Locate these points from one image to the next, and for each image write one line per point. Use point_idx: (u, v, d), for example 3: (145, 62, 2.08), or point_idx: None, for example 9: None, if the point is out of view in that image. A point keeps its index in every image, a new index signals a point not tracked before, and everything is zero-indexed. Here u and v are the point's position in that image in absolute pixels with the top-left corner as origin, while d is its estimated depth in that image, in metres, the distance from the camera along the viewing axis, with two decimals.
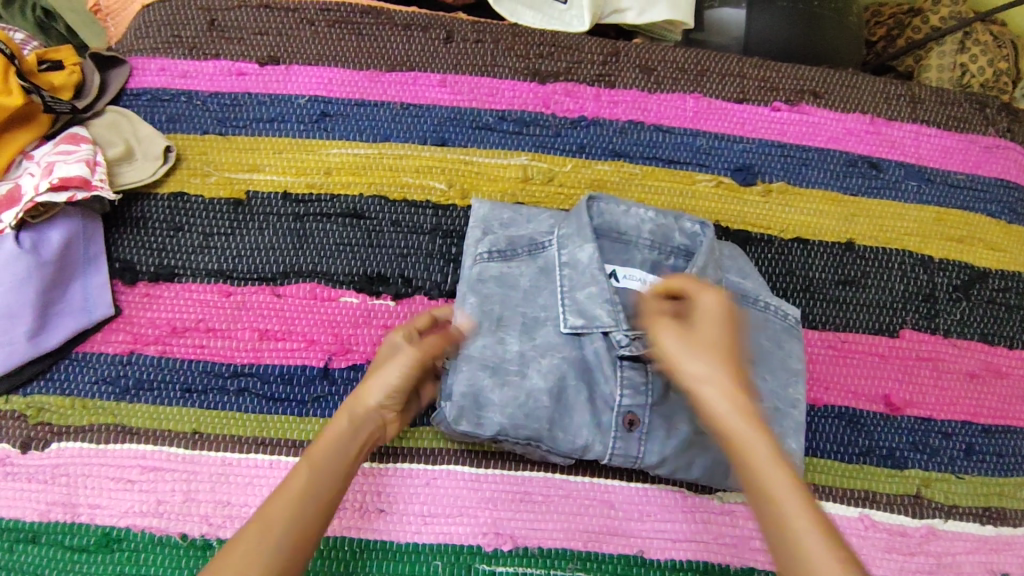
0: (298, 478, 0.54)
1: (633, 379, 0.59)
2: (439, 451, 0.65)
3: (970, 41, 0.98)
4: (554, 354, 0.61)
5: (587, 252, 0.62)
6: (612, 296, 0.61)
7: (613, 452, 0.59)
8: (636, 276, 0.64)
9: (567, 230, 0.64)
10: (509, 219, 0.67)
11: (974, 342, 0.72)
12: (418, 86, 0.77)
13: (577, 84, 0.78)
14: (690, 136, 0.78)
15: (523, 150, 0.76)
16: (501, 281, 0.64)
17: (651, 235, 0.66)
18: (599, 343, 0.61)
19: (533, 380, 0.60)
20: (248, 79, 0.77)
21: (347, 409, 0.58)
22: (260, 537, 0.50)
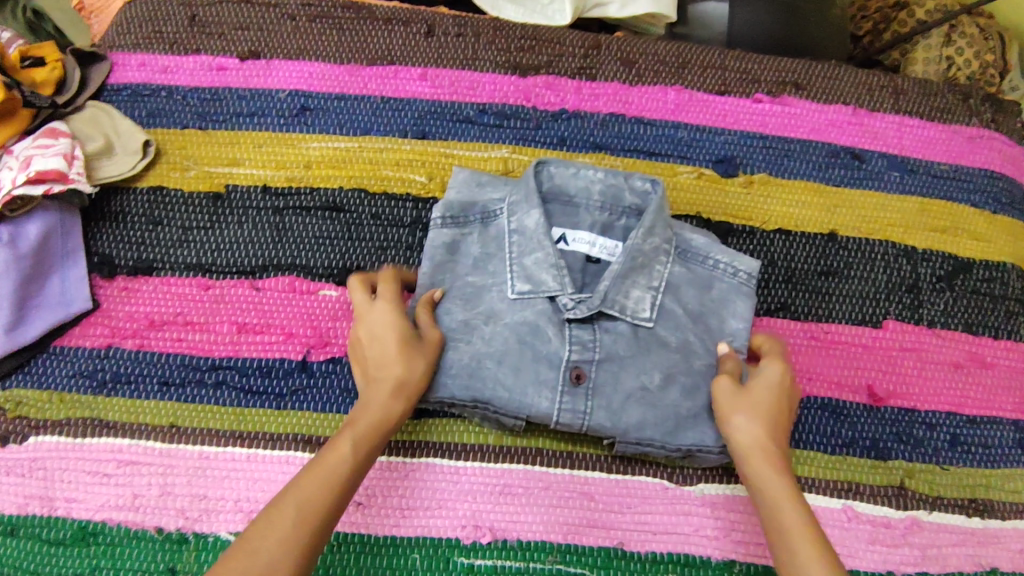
0: (330, 469, 0.53)
1: (579, 337, 0.61)
2: (413, 443, 0.65)
3: (955, 34, 0.98)
4: (497, 318, 0.62)
5: (534, 218, 0.63)
6: (557, 260, 0.62)
7: (561, 408, 0.60)
8: (583, 240, 0.65)
9: (516, 198, 0.64)
10: (483, 181, 0.68)
11: (959, 332, 0.72)
12: (399, 80, 0.77)
13: (557, 77, 0.78)
14: (672, 128, 0.77)
15: (504, 142, 0.76)
16: (450, 246, 0.65)
17: (601, 197, 0.66)
18: (544, 308, 0.62)
19: (476, 345, 0.62)
20: (228, 74, 0.77)
21: (383, 395, 0.57)
22: (291, 527, 0.49)
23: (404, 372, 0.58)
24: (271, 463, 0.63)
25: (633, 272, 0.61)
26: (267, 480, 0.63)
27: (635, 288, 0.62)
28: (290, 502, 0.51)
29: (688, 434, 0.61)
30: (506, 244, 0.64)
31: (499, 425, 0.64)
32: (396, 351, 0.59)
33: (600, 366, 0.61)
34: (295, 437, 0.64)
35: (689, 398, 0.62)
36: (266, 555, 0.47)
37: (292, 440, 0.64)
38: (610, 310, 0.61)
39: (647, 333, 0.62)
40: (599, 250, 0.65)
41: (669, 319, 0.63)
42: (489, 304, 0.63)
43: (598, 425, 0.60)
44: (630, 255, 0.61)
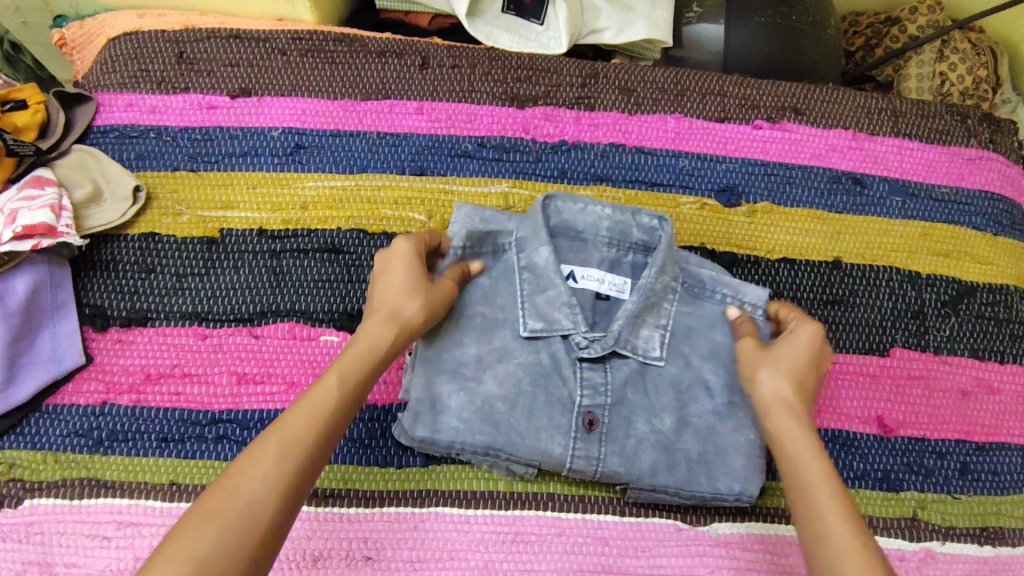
0: (320, 402, 0.50)
1: (592, 381, 0.62)
2: (423, 492, 0.63)
3: (947, 49, 0.98)
4: (511, 358, 0.63)
5: (544, 255, 0.63)
6: (569, 299, 0.63)
7: (574, 455, 0.61)
8: (592, 278, 0.66)
9: (525, 233, 0.65)
10: (488, 216, 0.67)
11: (965, 358, 0.72)
12: (394, 114, 0.76)
13: (555, 107, 0.77)
14: (673, 157, 0.77)
15: (505, 176, 0.74)
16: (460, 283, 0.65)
17: (609, 233, 0.66)
18: (557, 346, 0.64)
19: (488, 386, 0.62)
20: (219, 113, 0.75)
21: (381, 328, 0.55)
22: (265, 465, 0.46)
23: (399, 306, 0.56)
24: None
25: (644, 312, 0.63)
26: None
27: (644, 328, 0.63)
28: (277, 437, 0.48)
29: (697, 478, 0.62)
30: (517, 282, 0.64)
31: (509, 471, 0.64)
32: (400, 283, 0.57)
33: (612, 410, 0.62)
34: None
35: (700, 439, 0.62)
36: (248, 495, 0.44)
37: None
38: (622, 349, 0.63)
39: (655, 372, 0.64)
40: (608, 288, 0.66)
41: (677, 356, 0.64)
42: (502, 343, 0.64)
43: (613, 470, 0.61)
44: (644, 296, 0.63)
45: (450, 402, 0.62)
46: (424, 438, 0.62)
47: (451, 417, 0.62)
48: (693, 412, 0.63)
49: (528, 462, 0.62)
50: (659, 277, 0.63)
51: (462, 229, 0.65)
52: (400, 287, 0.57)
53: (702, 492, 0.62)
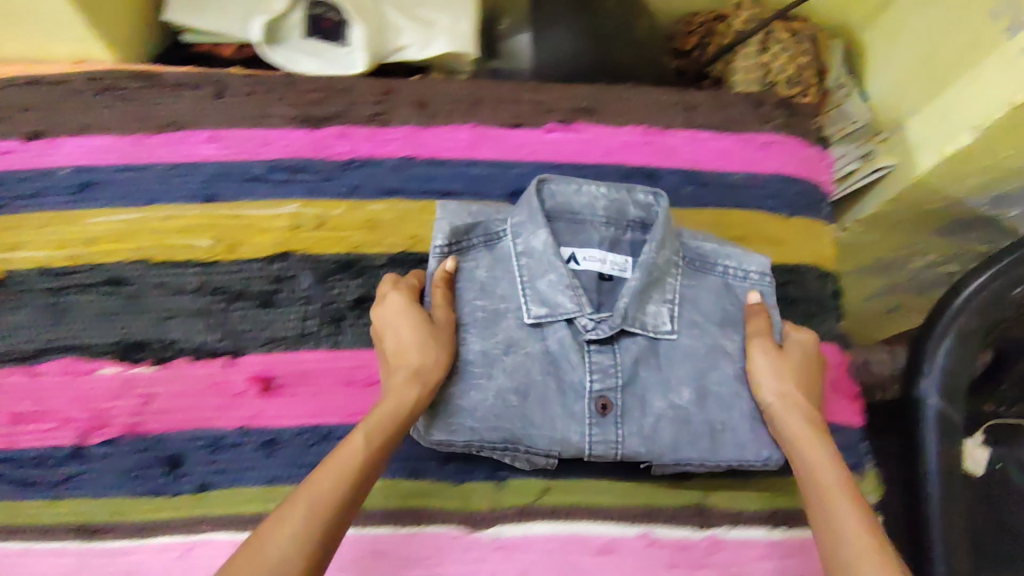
0: (342, 470, 0.54)
1: (600, 365, 0.64)
2: (193, 520, 0.63)
3: (771, 40, 1.00)
4: (517, 349, 0.64)
5: (542, 239, 0.66)
6: (571, 282, 0.64)
7: (591, 440, 0.62)
8: (595, 258, 0.68)
9: (520, 219, 0.67)
10: (475, 211, 0.69)
11: None
12: (187, 145, 0.76)
13: (348, 126, 0.78)
14: (466, 166, 0.77)
15: (293, 197, 0.74)
16: (466, 274, 0.67)
17: (605, 212, 0.68)
18: (563, 332, 0.64)
19: (498, 379, 0.63)
20: (11, 157, 0.76)
21: (400, 388, 0.60)
22: (303, 530, 0.50)
23: (429, 362, 0.61)
24: (42, 556, 0.62)
25: (649, 287, 0.66)
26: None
27: (654, 303, 0.66)
28: (317, 502, 0.51)
29: (721, 446, 0.64)
30: (514, 267, 0.66)
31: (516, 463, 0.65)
32: (417, 340, 0.61)
33: (624, 392, 0.64)
34: (68, 526, 0.63)
35: (723, 407, 0.65)
36: (276, 554, 0.48)
37: (65, 529, 0.63)
38: (632, 326, 0.64)
39: (667, 346, 0.66)
40: (610, 267, 0.68)
41: (689, 327, 0.67)
42: (507, 335, 0.65)
43: (634, 450, 0.63)
44: (646, 271, 0.65)
45: (464, 402, 0.63)
46: (439, 440, 0.62)
47: (465, 419, 0.63)
48: (724, 387, 0.65)
49: (545, 450, 0.63)
50: (660, 254, 0.66)
51: (449, 223, 0.67)
52: (419, 346, 0.61)
53: (733, 459, 0.64)
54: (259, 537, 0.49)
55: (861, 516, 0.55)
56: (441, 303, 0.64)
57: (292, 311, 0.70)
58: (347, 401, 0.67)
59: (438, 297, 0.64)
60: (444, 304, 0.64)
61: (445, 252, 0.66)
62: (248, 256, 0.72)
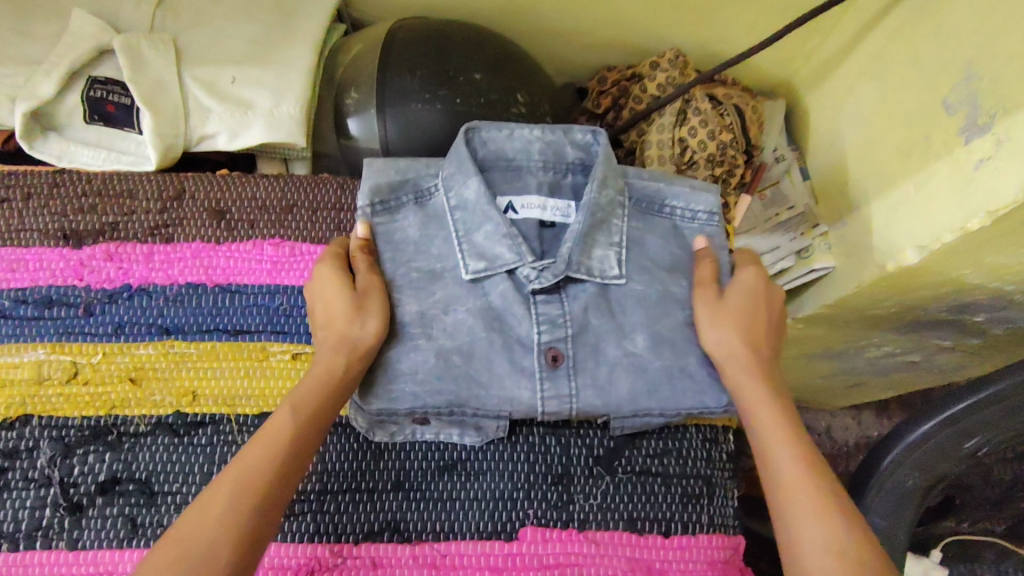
0: (272, 439, 0.47)
1: (547, 314, 0.56)
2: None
3: (690, 110, 0.84)
4: (457, 307, 0.56)
5: (474, 189, 0.59)
6: (508, 231, 0.57)
7: (544, 397, 0.54)
8: (534, 206, 0.61)
9: (451, 171, 0.60)
10: (402, 166, 0.61)
11: (618, 534, 0.57)
12: None
13: (119, 243, 0.62)
14: (267, 296, 0.61)
15: (42, 340, 0.60)
16: (389, 234, 0.59)
17: (541, 155, 0.62)
18: (503, 285, 0.57)
19: (437, 340, 0.55)
20: None
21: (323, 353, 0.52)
22: (212, 507, 0.43)
23: (366, 318, 0.53)
24: None
25: (593, 230, 0.58)
26: None
27: (602, 246, 0.58)
28: (227, 478, 0.44)
29: (683, 397, 0.56)
30: (449, 224, 0.59)
31: (479, 434, 0.57)
32: (354, 300, 0.53)
33: (575, 342, 0.56)
34: None
35: (680, 353, 0.57)
36: (210, 536, 0.42)
37: None
38: (576, 272, 0.57)
39: (619, 292, 0.58)
40: (552, 213, 0.61)
41: (639, 273, 0.59)
42: (445, 294, 0.57)
43: (590, 405, 0.55)
44: (590, 211, 0.58)
45: (402, 363, 0.54)
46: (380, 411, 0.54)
47: (405, 382, 0.54)
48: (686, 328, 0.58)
49: (498, 415, 0.56)
50: (602, 193, 0.59)
51: (372, 182, 0.59)
52: (349, 306, 0.53)
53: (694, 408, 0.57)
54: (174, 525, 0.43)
55: (798, 472, 0.47)
56: (361, 270, 0.55)
57: (24, 497, 0.55)
58: None
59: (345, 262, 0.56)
60: (365, 270, 0.55)
61: (373, 213, 0.59)
62: None
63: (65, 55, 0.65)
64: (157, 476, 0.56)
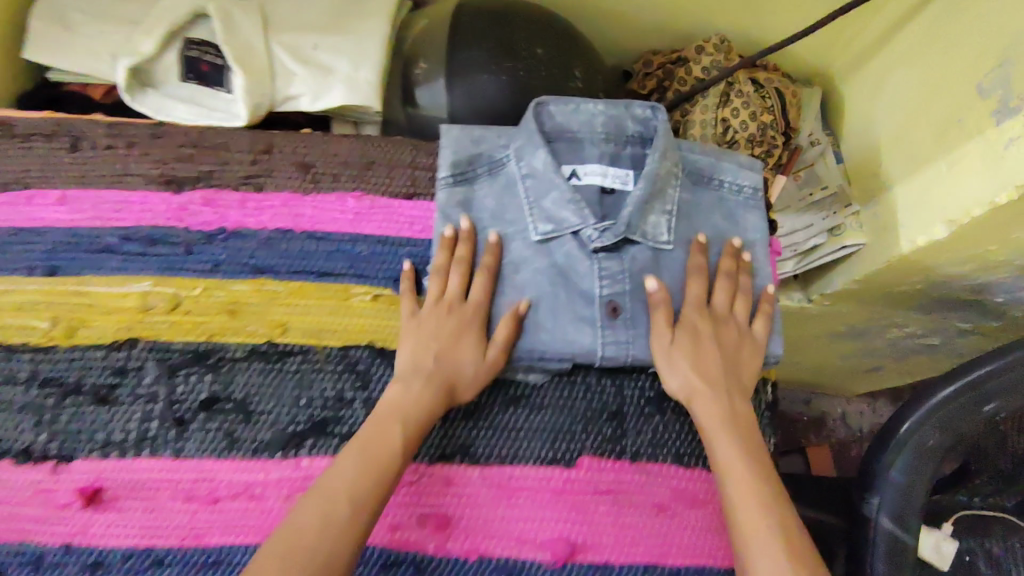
0: (376, 458, 0.53)
1: (608, 270, 0.61)
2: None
3: (732, 92, 0.89)
4: (527, 268, 0.63)
5: (542, 160, 0.64)
6: (573, 197, 0.63)
7: (603, 342, 0.60)
8: (596, 174, 0.66)
9: (521, 143, 0.66)
10: (476, 136, 0.68)
11: (666, 465, 0.62)
12: (33, 207, 0.68)
13: (216, 189, 0.69)
14: (349, 243, 0.68)
15: (147, 273, 0.66)
16: (467, 199, 0.66)
17: (604, 128, 0.66)
18: (570, 246, 0.63)
19: (510, 295, 0.62)
20: None
21: (425, 385, 0.57)
22: (329, 519, 0.49)
23: (467, 363, 0.58)
24: None
25: (651, 199, 0.63)
26: None
27: (655, 215, 0.63)
28: (334, 489, 0.51)
29: None
30: (521, 191, 0.65)
31: (545, 371, 0.63)
32: (463, 346, 0.59)
33: (632, 296, 0.62)
34: None
35: None
36: (332, 548, 0.48)
37: None
38: (633, 235, 0.62)
39: (668, 258, 0.64)
40: (612, 180, 0.66)
41: (684, 241, 0.64)
42: (516, 253, 0.63)
43: (641, 354, 0.61)
44: (649, 181, 0.63)
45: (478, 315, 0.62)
46: None
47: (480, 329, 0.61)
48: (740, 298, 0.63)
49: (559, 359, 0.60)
50: (659, 163, 0.64)
51: (451, 152, 0.66)
52: (461, 353, 0.58)
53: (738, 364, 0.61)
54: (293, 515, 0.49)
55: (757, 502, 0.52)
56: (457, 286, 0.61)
57: (132, 411, 0.61)
58: (184, 519, 0.59)
59: (452, 271, 0.61)
60: (484, 289, 0.61)
61: (452, 180, 0.66)
62: (89, 341, 0.63)
63: (163, 17, 0.71)
64: (252, 398, 0.62)
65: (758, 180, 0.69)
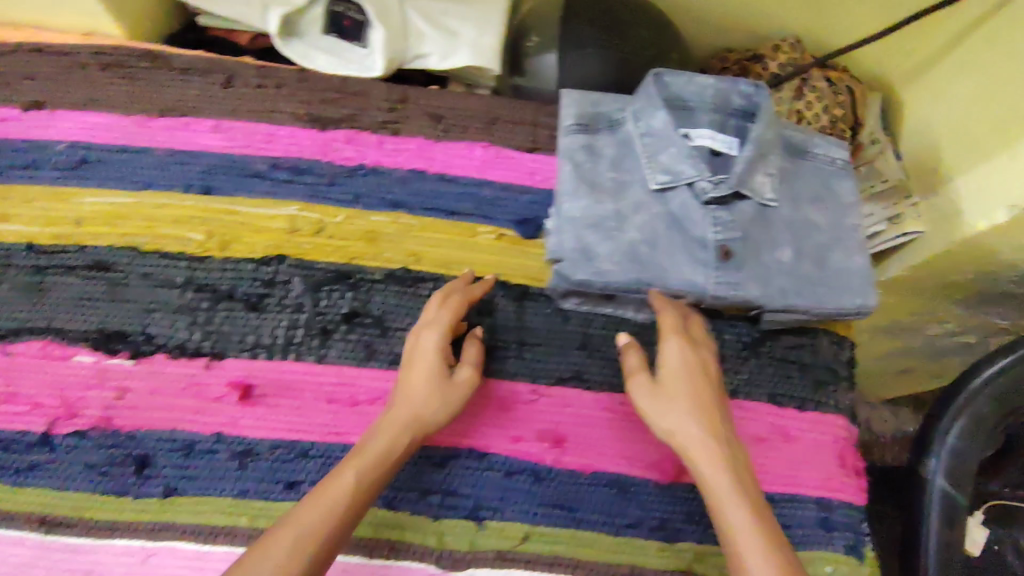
0: (336, 497, 0.48)
1: (721, 218, 0.67)
2: (134, 523, 0.60)
3: (807, 87, 0.97)
4: (645, 211, 0.69)
5: (660, 119, 0.71)
6: (690, 152, 0.69)
7: (715, 281, 0.65)
8: (708, 137, 0.74)
9: (639, 106, 0.73)
10: (597, 98, 0.75)
11: (761, 403, 0.68)
12: (189, 132, 0.74)
13: (357, 130, 0.75)
14: (476, 186, 0.74)
15: (294, 199, 0.72)
16: (588, 147, 0.72)
17: (712, 99, 0.74)
18: (684, 195, 0.69)
19: (628, 234, 0.67)
20: (8, 125, 0.73)
21: (395, 431, 0.54)
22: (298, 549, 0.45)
23: (421, 398, 0.56)
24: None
25: (758, 160, 0.70)
26: None
27: (760, 175, 0.70)
28: (300, 517, 0.47)
29: (816, 297, 0.67)
30: (639, 146, 0.71)
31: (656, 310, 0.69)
32: (425, 386, 0.57)
33: (743, 243, 0.67)
34: (31, 517, 0.60)
35: (819, 268, 0.68)
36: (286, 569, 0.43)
37: (25, 520, 0.60)
38: (744, 190, 0.68)
39: (772, 214, 0.70)
40: (720, 143, 0.74)
41: (784, 200, 0.71)
42: (635, 199, 0.69)
43: (749, 294, 0.65)
44: (757, 144, 0.70)
45: (596, 250, 0.66)
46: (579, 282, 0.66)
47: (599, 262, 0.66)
48: (832, 254, 0.69)
49: (675, 293, 0.66)
50: (764, 131, 0.71)
51: (575, 107, 0.74)
52: (429, 395, 0.57)
53: (830, 308, 0.67)
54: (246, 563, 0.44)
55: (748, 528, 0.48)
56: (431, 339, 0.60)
57: (279, 318, 0.67)
58: (327, 418, 0.64)
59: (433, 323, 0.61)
60: (436, 342, 0.60)
61: (577, 130, 0.73)
62: (240, 254, 0.69)
63: None
64: (389, 315, 0.68)
65: (844, 157, 0.76)
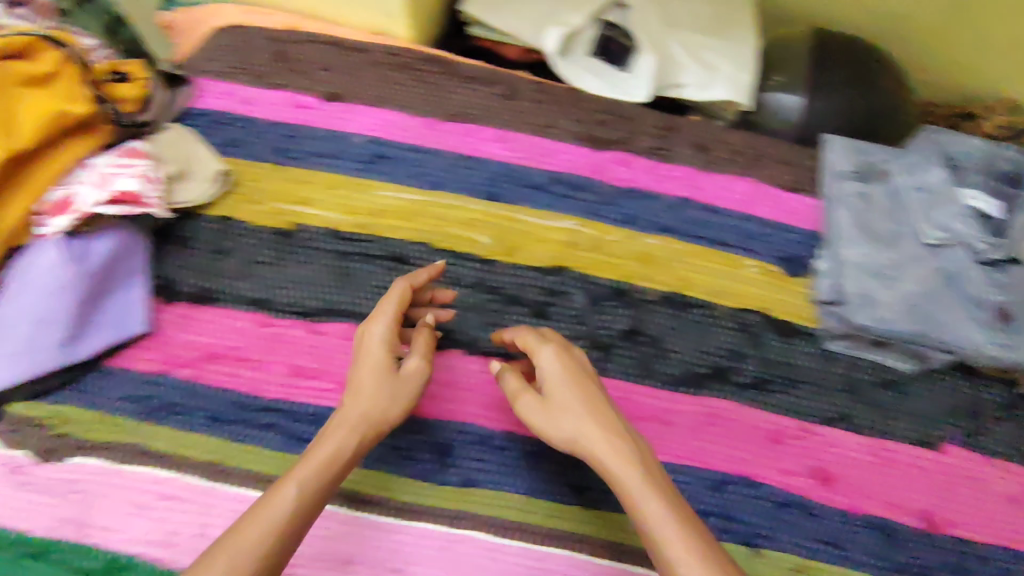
0: (278, 508, 0.44)
1: (998, 280, 0.70)
2: (421, 508, 0.60)
3: None
4: (921, 263, 0.71)
5: (937, 176, 0.76)
6: (968, 214, 0.73)
7: (993, 344, 0.67)
8: (980, 199, 0.75)
9: (914, 162, 0.78)
10: (868, 149, 0.80)
11: (1019, 467, 0.69)
12: (475, 139, 0.78)
13: (630, 153, 0.79)
14: (741, 220, 0.77)
15: (572, 214, 0.75)
16: (862, 192, 0.76)
17: (977, 164, 0.80)
18: (961, 254, 0.72)
19: (907, 284, 0.70)
20: (308, 112, 0.77)
21: (345, 429, 0.50)
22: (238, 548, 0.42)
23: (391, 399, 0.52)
24: None
25: None
26: (300, 533, 0.58)
27: None
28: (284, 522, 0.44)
29: None
30: (912, 199, 0.75)
31: (921, 361, 0.72)
32: (371, 383, 0.53)
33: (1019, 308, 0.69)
34: (335, 490, 0.59)
35: None
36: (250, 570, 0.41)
37: (331, 492, 0.59)
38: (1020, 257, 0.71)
39: None
40: (990, 206, 0.74)
41: None
42: (911, 250, 0.72)
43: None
44: None
45: (877, 296, 0.70)
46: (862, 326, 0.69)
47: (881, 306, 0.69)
48: None
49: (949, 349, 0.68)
50: None
51: (850, 153, 0.80)
52: (380, 393, 0.52)
53: None
54: (203, 567, 0.41)
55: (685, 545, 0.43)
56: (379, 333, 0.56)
57: (564, 328, 0.71)
58: None
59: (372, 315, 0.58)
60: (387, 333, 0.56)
61: (852, 175, 0.78)
62: (524, 261, 0.73)
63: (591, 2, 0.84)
64: (666, 336, 0.72)
65: None
